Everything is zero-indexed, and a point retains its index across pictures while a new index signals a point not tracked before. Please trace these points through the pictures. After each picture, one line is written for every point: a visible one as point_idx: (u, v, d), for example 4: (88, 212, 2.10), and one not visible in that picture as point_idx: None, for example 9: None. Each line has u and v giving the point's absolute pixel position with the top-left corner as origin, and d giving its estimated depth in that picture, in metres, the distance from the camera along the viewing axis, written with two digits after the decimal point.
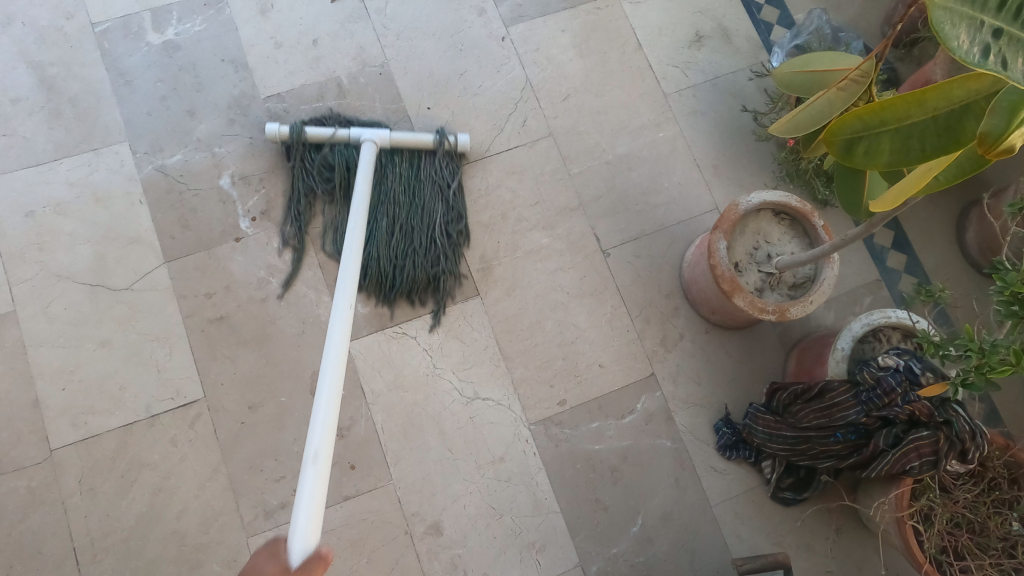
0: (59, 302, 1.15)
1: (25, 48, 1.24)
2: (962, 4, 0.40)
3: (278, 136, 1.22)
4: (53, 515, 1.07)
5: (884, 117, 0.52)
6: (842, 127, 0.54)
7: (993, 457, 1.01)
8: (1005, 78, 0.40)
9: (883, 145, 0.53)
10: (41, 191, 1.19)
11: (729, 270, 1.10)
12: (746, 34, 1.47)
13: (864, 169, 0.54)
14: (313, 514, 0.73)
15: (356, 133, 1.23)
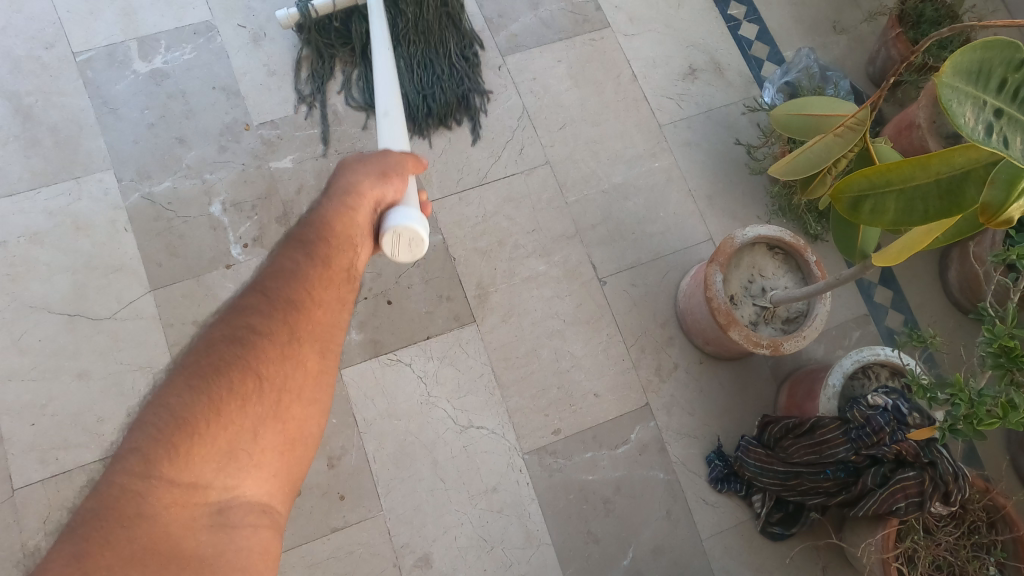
0: (33, 334, 1.12)
1: (2, 77, 1.21)
2: (967, 83, 0.41)
3: (289, 21, 1.26)
4: (18, 559, 1.02)
5: (888, 177, 0.51)
6: (847, 184, 0.53)
7: (975, 500, 1.03)
8: (1006, 157, 0.40)
9: (888, 204, 0.52)
10: (17, 221, 1.16)
11: (725, 303, 1.11)
12: (738, 68, 1.50)
13: (868, 228, 0.53)
14: (401, 132, 0.95)
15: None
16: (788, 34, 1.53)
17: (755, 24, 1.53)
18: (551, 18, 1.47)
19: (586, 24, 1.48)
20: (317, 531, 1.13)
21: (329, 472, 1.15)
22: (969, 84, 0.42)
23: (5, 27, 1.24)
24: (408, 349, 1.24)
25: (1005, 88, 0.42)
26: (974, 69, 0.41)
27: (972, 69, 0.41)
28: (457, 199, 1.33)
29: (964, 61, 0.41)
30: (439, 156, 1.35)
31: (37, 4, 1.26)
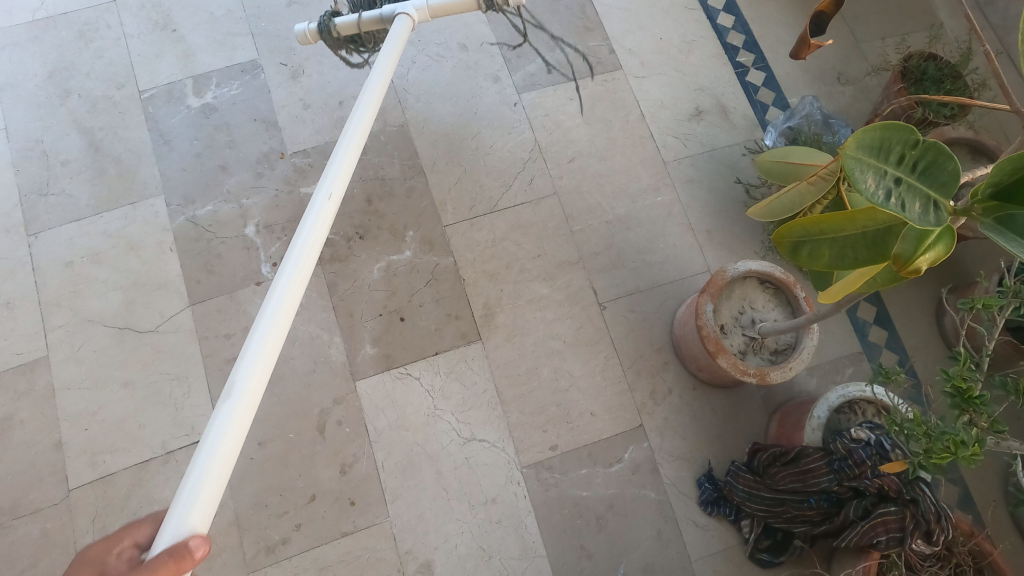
0: (87, 347, 1.21)
1: (78, 116, 1.36)
2: (869, 156, 0.51)
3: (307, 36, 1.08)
4: (63, 558, 1.09)
5: (823, 227, 0.59)
6: (787, 231, 0.61)
7: (960, 543, 1.03)
8: (903, 216, 0.49)
9: (823, 251, 0.60)
10: (80, 243, 1.28)
11: (714, 331, 1.18)
12: (743, 110, 1.57)
13: (807, 269, 0.61)
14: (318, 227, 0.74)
15: (389, 10, 1.02)
16: (794, 78, 1.60)
17: (762, 70, 1.61)
18: (566, 60, 1.58)
19: (599, 66, 1.58)
20: (328, 535, 1.20)
21: (341, 478, 1.24)
22: (872, 156, 0.51)
23: (89, 72, 1.39)
24: (417, 364, 1.33)
25: (904, 162, 0.51)
26: (876, 144, 0.51)
27: (873, 144, 0.51)
28: (469, 224, 1.43)
29: (866, 137, 0.51)
30: (454, 184, 1.46)
31: (114, 51, 1.41)
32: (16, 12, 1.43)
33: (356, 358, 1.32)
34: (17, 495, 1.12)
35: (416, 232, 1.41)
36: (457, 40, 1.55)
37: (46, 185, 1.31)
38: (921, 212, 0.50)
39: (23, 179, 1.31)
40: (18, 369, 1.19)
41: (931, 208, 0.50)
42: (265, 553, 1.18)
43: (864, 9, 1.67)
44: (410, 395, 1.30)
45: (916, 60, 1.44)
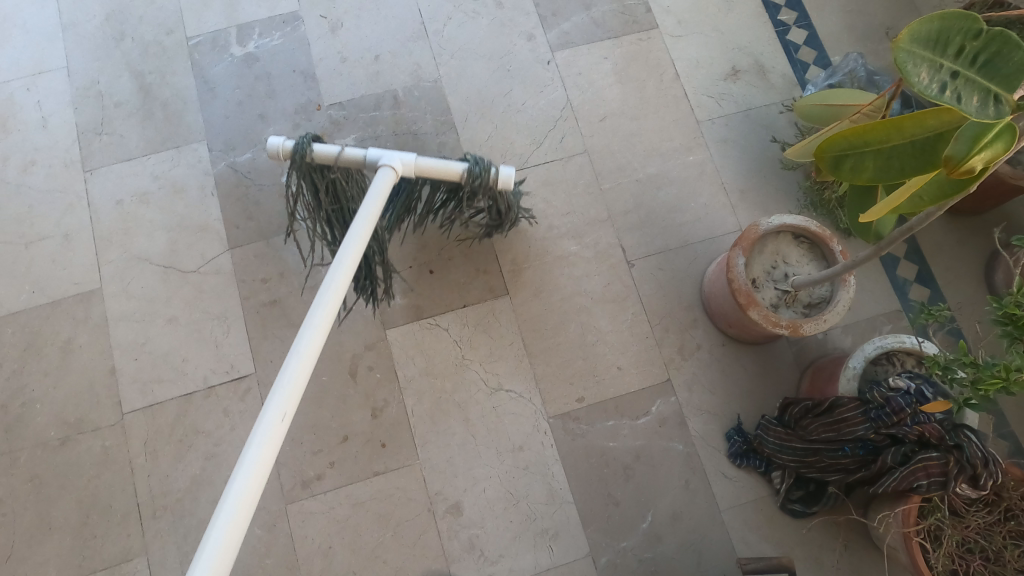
0: (136, 283, 1.33)
1: (132, 58, 1.46)
2: (925, 49, 0.52)
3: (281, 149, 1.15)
4: (122, 473, 1.23)
5: (868, 139, 0.61)
6: (831, 144, 0.63)
7: (1010, 487, 1.02)
8: (956, 108, 0.50)
9: (868, 164, 0.62)
10: (131, 183, 1.38)
11: (746, 284, 1.17)
12: (781, 71, 1.55)
13: (851, 183, 0.63)
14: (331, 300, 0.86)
15: (374, 155, 1.12)
16: (837, 37, 1.58)
17: (805, 29, 1.59)
18: (602, 18, 1.56)
19: (635, 24, 1.57)
20: (361, 474, 1.24)
21: (373, 421, 1.27)
22: (928, 49, 0.52)
23: (140, 17, 1.49)
24: (446, 315, 1.34)
25: (963, 53, 0.51)
26: (932, 37, 0.52)
27: (928, 37, 0.52)
28: None
29: (922, 30, 0.52)
30: (484, 141, 1.45)
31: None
32: None
33: (387, 307, 1.34)
34: (81, 413, 1.26)
35: None
36: None
37: (100, 124, 1.42)
38: (979, 105, 0.50)
39: (82, 118, 1.42)
40: (77, 298, 1.32)
41: (991, 101, 0.50)
42: (301, 487, 1.23)
43: None
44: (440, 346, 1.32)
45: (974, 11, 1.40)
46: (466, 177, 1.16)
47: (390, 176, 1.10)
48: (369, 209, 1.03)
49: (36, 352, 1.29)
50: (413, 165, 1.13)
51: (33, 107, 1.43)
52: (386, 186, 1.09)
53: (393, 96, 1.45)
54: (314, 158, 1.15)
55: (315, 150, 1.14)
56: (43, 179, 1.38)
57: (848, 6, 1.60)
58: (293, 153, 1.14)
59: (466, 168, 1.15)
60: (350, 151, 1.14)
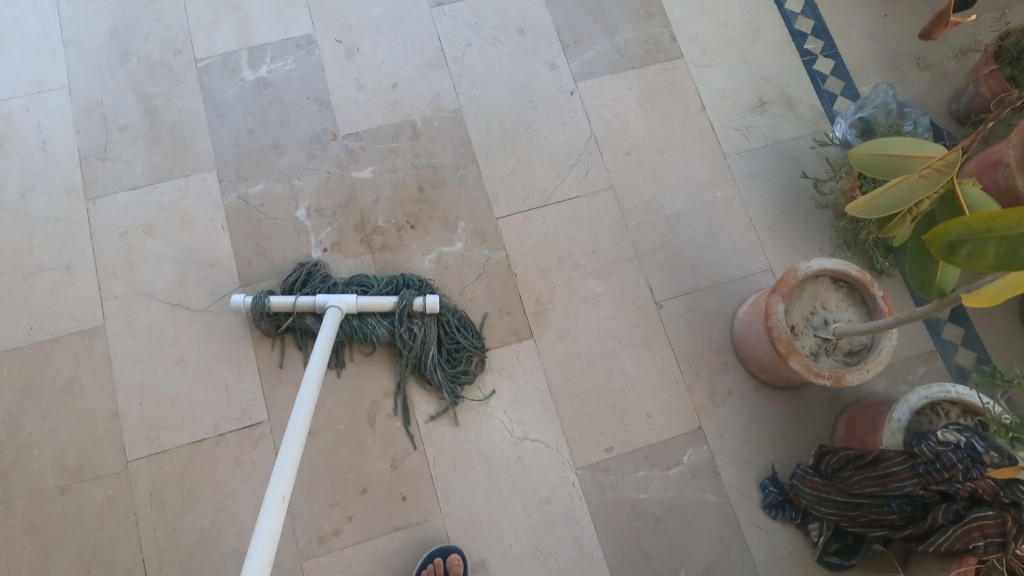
0: (142, 320, 1.26)
1: (137, 81, 1.39)
2: None
3: (242, 307, 1.20)
4: (126, 526, 1.16)
5: (993, 224, 0.52)
6: (946, 229, 0.54)
7: None
8: None
9: (987, 250, 0.53)
10: (137, 213, 1.31)
11: (786, 333, 1.13)
12: (809, 102, 1.51)
13: (966, 271, 0.55)
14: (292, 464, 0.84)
15: (321, 300, 1.19)
16: (865, 66, 1.53)
17: (831, 59, 1.54)
18: (625, 47, 1.51)
19: (660, 54, 1.52)
20: (381, 529, 1.18)
21: (393, 471, 1.21)
22: None
23: (147, 36, 1.42)
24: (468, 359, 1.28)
25: None
26: None
27: None
28: (522, 217, 1.37)
29: None
30: (507, 176, 1.40)
31: (173, 14, 1.43)
32: None
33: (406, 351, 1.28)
34: (82, 459, 1.19)
35: (468, 223, 1.36)
36: (515, 24, 1.49)
37: (104, 150, 1.35)
38: None
39: (85, 141, 1.35)
40: (78, 335, 1.24)
41: None
42: (317, 543, 1.17)
43: None
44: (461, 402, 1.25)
45: (1015, 37, 1.35)
46: (395, 309, 1.23)
47: (338, 312, 1.16)
48: (324, 336, 1.10)
49: (34, 393, 1.22)
50: (353, 306, 1.19)
51: (33, 128, 1.35)
52: (335, 323, 1.14)
53: (411, 126, 1.40)
54: (271, 310, 1.21)
55: (271, 302, 1.20)
56: (43, 207, 1.31)
57: (877, 34, 1.56)
58: (253, 309, 1.21)
59: (394, 302, 1.22)
60: (303, 299, 1.20)
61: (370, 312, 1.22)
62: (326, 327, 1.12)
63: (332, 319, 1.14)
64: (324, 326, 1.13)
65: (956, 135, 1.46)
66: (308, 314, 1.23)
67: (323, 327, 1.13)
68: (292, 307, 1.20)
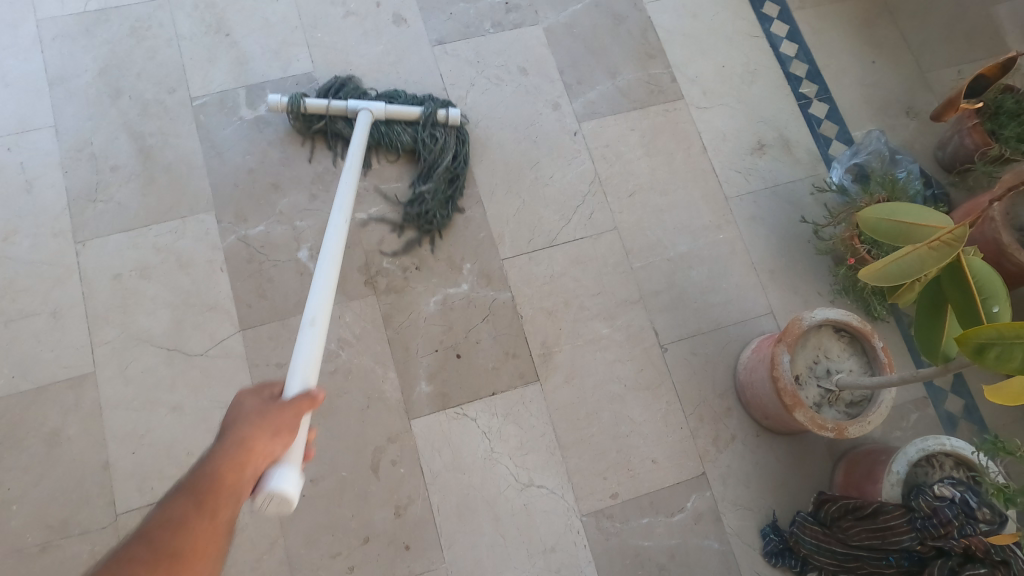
0: (135, 366, 1.23)
1: (129, 119, 1.36)
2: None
3: (279, 105, 1.34)
4: None
5: (1020, 330, 0.56)
6: (977, 331, 0.58)
7: None
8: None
9: (1014, 353, 0.57)
10: (130, 255, 1.29)
11: (791, 383, 1.15)
12: (807, 145, 1.53)
13: (994, 371, 0.58)
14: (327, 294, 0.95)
15: (352, 105, 1.35)
16: (858, 111, 1.56)
17: (826, 103, 1.57)
18: (627, 87, 1.52)
19: (661, 94, 1.53)
20: None
21: (396, 520, 1.19)
22: None
23: (139, 73, 1.40)
24: (473, 403, 1.27)
25: None
26: None
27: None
28: (527, 258, 1.37)
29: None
30: (512, 217, 1.39)
31: (166, 51, 1.42)
32: (69, 2, 1.43)
33: (411, 395, 1.26)
34: (67, 514, 1.14)
35: (473, 264, 1.35)
36: (518, 63, 1.50)
37: (95, 190, 1.32)
38: None
39: (73, 182, 1.32)
40: (66, 383, 1.21)
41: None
42: None
43: (939, 39, 1.62)
44: (465, 448, 1.24)
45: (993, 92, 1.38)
46: (421, 119, 1.37)
47: (368, 114, 1.33)
48: (359, 134, 1.28)
49: (16, 446, 1.17)
50: (382, 111, 1.35)
51: (17, 169, 1.32)
52: (366, 126, 1.31)
53: (415, 167, 1.39)
54: (307, 110, 1.35)
55: (307, 103, 1.34)
56: (28, 251, 1.27)
57: (869, 79, 1.59)
58: (289, 107, 1.34)
59: (419, 110, 1.36)
60: (336, 104, 1.35)
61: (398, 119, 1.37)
62: (359, 130, 1.29)
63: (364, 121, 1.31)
64: (359, 126, 1.30)
65: (944, 182, 1.49)
66: (340, 119, 1.38)
67: (358, 126, 1.31)
68: (327, 109, 1.35)
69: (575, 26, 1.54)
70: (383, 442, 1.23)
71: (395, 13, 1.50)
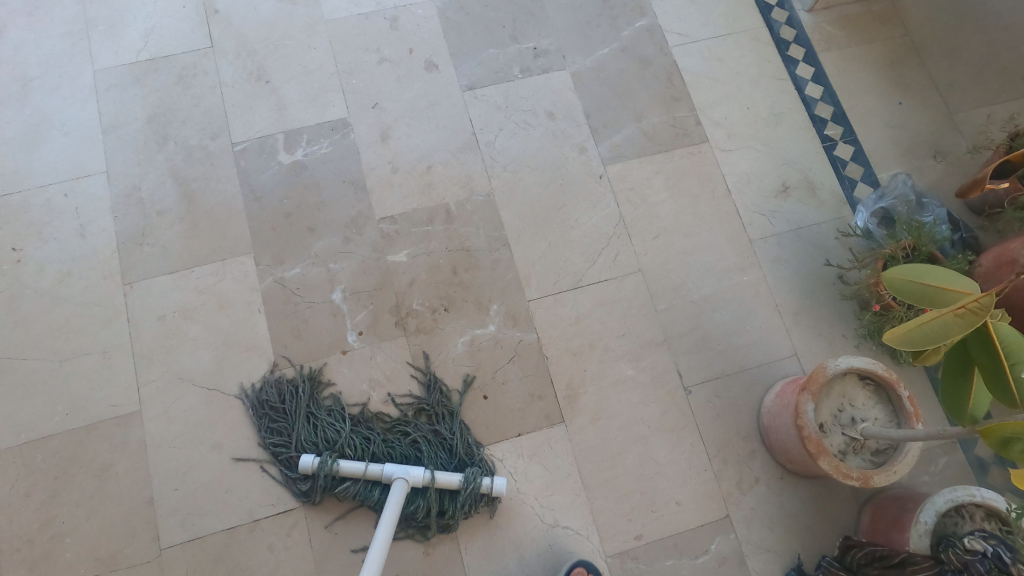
0: (179, 404, 1.30)
1: (176, 165, 1.47)
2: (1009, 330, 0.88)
3: (310, 468, 1.22)
4: None
5: None
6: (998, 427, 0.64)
7: None
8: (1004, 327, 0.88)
9: None
10: (174, 297, 1.37)
11: (816, 433, 1.17)
12: (831, 187, 1.55)
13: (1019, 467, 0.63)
14: None
15: (389, 470, 1.19)
16: (882, 152, 1.58)
17: (850, 144, 1.59)
18: (653, 131, 1.55)
19: (686, 137, 1.55)
20: None
21: (425, 558, 1.23)
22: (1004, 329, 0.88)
23: (185, 119, 1.50)
24: (501, 445, 1.30)
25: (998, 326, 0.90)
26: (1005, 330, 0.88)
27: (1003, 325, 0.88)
28: (553, 300, 1.40)
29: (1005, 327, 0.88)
30: (539, 259, 1.43)
31: (210, 98, 1.52)
32: (122, 52, 1.55)
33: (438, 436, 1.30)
34: (115, 545, 1.22)
35: (500, 305, 1.39)
36: (545, 107, 1.54)
37: (142, 234, 1.41)
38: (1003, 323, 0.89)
39: (122, 227, 1.42)
40: (115, 420, 1.29)
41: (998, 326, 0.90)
42: None
43: (963, 81, 1.64)
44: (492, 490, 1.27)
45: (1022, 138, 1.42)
46: (461, 488, 1.21)
47: (405, 485, 1.17)
48: (385, 524, 1.08)
49: (69, 478, 1.26)
50: (420, 479, 1.19)
51: (72, 213, 1.42)
52: (400, 499, 1.14)
53: (445, 210, 1.44)
54: (338, 474, 1.22)
55: (340, 467, 1.22)
56: (82, 291, 1.37)
57: (892, 121, 1.61)
58: (321, 472, 1.22)
59: (463, 481, 1.21)
60: (372, 466, 1.22)
61: (435, 489, 1.21)
62: (393, 498, 1.13)
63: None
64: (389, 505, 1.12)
65: (973, 225, 1.52)
66: (382, 168, 1.47)
67: None
68: (360, 473, 1.21)
69: (601, 70, 1.58)
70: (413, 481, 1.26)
71: (427, 60, 1.56)
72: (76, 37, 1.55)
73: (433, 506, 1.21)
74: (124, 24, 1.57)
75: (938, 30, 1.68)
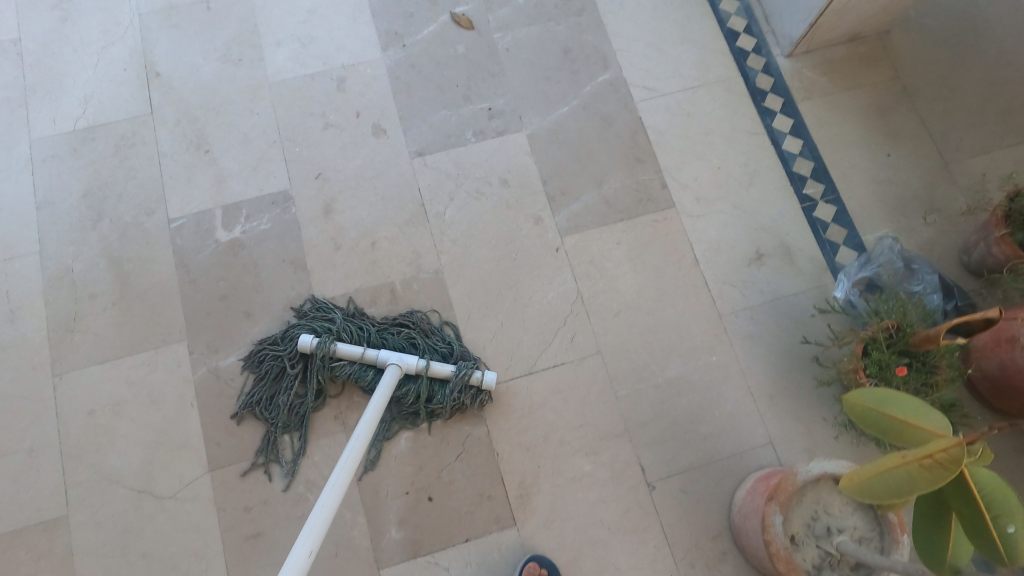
0: (106, 509, 1.23)
1: (110, 244, 1.39)
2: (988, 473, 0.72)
3: (308, 347, 1.24)
4: None
5: None
6: None
7: None
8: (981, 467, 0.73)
9: None
10: (103, 390, 1.29)
11: (785, 549, 1.06)
12: (809, 253, 1.43)
13: None
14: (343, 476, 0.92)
15: (384, 356, 1.22)
16: (868, 212, 1.45)
17: (833, 204, 1.46)
18: (614, 197, 1.44)
19: (651, 203, 1.45)
20: None
21: None
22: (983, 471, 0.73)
23: (121, 194, 1.42)
24: (447, 551, 1.21)
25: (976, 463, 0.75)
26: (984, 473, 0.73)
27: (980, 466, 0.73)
28: (504, 387, 1.30)
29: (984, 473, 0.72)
30: (490, 342, 1.33)
31: (148, 171, 1.43)
32: (60, 120, 1.47)
33: (380, 543, 1.21)
34: None
35: None
36: (499, 174, 1.44)
37: (73, 320, 1.34)
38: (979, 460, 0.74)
39: (53, 312, 1.34)
40: (40, 526, 1.22)
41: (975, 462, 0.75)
42: None
43: (957, 129, 1.50)
44: None
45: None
46: (454, 378, 1.24)
47: (399, 370, 1.19)
48: (379, 395, 1.10)
49: None
50: (414, 366, 1.22)
51: (2, 297, 1.35)
52: (393, 382, 1.16)
53: (390, 290, 1.35)
54: (336, 355, 1.24)
55: (338, 349, 1.24)
56: (9, 383, 1.30)
57: (878, 177, 1.48)
58: (319, 352, 1.23)
59: (455, 371, 1.24)
60: (369, 351, 1.23)
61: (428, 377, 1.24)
62: (385, 382, 1.14)
63: (328, 505, 0.87)
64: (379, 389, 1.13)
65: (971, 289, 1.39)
66: (324, 244, 1.38)
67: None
68: (356, 355, 1.23)
69: (560, 131, 1.48)
70: (398, 405, 1.27)
71: (375, 124, 1.47)
72: (14, 103, 1.47)
73: (423, 392, 1.24)
74: (63, 90, 1.49)
75: (932, 72, 1.54)
